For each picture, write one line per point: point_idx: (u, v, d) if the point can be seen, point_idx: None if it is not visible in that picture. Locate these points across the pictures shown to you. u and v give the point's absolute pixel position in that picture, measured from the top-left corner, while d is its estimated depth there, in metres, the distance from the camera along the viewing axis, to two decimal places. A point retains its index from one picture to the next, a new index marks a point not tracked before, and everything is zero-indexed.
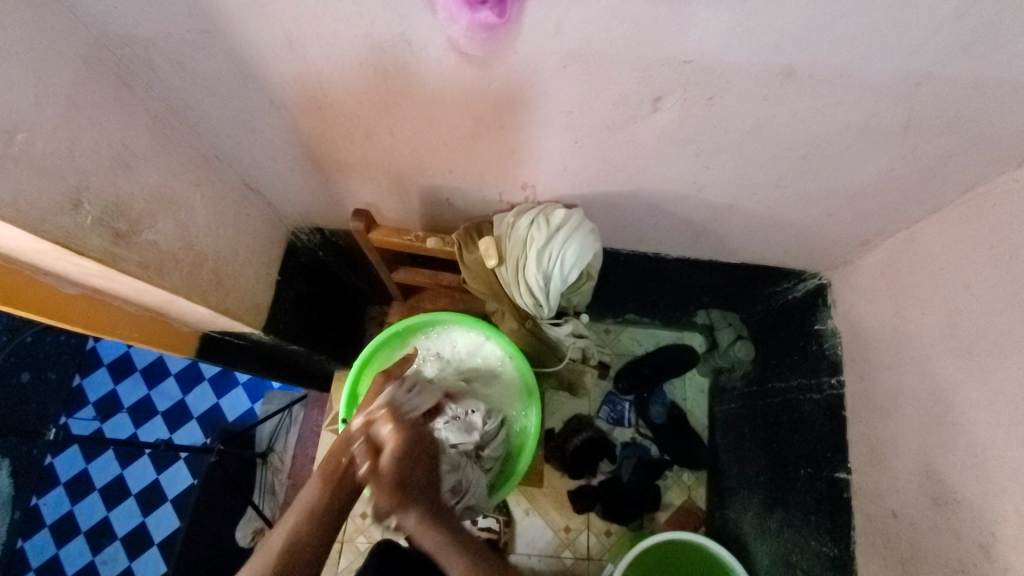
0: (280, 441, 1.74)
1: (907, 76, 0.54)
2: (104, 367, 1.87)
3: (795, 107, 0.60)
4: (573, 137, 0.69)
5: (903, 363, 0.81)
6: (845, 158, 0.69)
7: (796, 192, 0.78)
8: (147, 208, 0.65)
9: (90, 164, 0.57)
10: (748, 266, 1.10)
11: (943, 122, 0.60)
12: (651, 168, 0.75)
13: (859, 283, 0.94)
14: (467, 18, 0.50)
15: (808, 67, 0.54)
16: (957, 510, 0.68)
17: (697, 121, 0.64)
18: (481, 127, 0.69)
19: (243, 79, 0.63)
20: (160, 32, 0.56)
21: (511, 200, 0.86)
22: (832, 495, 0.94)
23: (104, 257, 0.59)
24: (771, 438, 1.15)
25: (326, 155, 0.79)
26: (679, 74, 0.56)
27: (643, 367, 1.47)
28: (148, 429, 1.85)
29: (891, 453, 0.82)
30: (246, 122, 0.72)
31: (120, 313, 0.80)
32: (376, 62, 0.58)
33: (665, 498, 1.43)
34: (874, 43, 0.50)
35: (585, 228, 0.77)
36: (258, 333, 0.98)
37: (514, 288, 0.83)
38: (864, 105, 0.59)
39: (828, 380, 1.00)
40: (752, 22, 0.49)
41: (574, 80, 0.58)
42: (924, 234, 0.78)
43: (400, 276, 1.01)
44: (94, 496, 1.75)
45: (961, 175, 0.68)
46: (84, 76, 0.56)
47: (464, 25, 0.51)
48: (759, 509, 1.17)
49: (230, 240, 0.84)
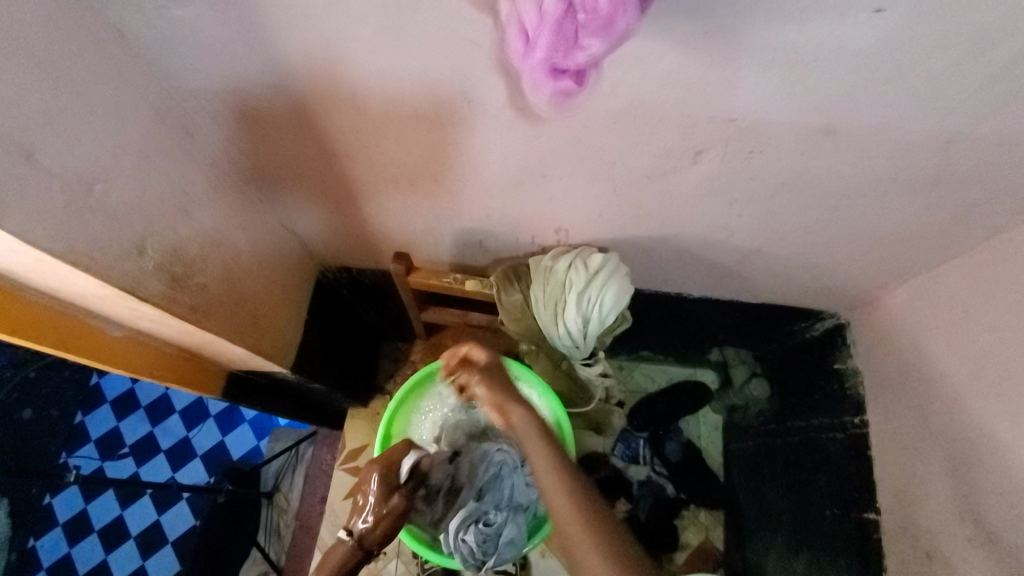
0: (286, 481, 1.71)
1: (940, 134, 0.57)
2: (107, 403, 1.82)
3: (831, 160, 0.63)
4: (613, 185, 0.72)
5: (931, 404, 0.82)
6: (873, 207, 0.72)
7: (823, 237, 0.81)
8: (201, 252, 0.67)
9: (155, 211, 0.58)
10: (768, 305, 1.12)
11: (968, 176, 0.63)
12: (684, 214, 0.78)
13: (880, 324, 0.96)
14: (550, 88, 0.43)
15: (846, 126, 0.57)
16: (997, 553, 0.69)
17: (735, 172, 0.67)
18: (524, 176, 0.71)
19: (300, 129, 0.65)
20: (230, 85, 0.58)
21: (544, 243, 0.88)
22: (861, 536, 0.95)
23: (161, 301, 0.60)
24: (791, 477, 1.16)
25: (368, 199, 0.81)
26: (723, 130, 0.59)
27: (658, 404, 1.49)
28: (149, 468, 1.82)
29: (922, 494, 0.83)
30: (295, 168, 0.74)
31: (156, 354, 0.80)
32: (433, 115, 0.61)
33: (682, 538, 1.41)
34: (911, 106, 0.54)
35: (622, 272, 0.78)
36: (285, 372, 0.98)
37: (552, 330, 0.84)
38: (895, 160, 0.62)
39: (851, 420, 1.01)
40: (799, 85, 0.52)
41: (621, 134, 0.61)
42: (945, 278, 0.81)
43: (429, 316, 1.02)
44: (93, 537, 1.69)
45: (982, 224, 0.71)
46: (155, 126, 0.58)
47: (546, 94, 0.44)
48: (783, 549, 1.16)
49: (267, 280, 0.85)
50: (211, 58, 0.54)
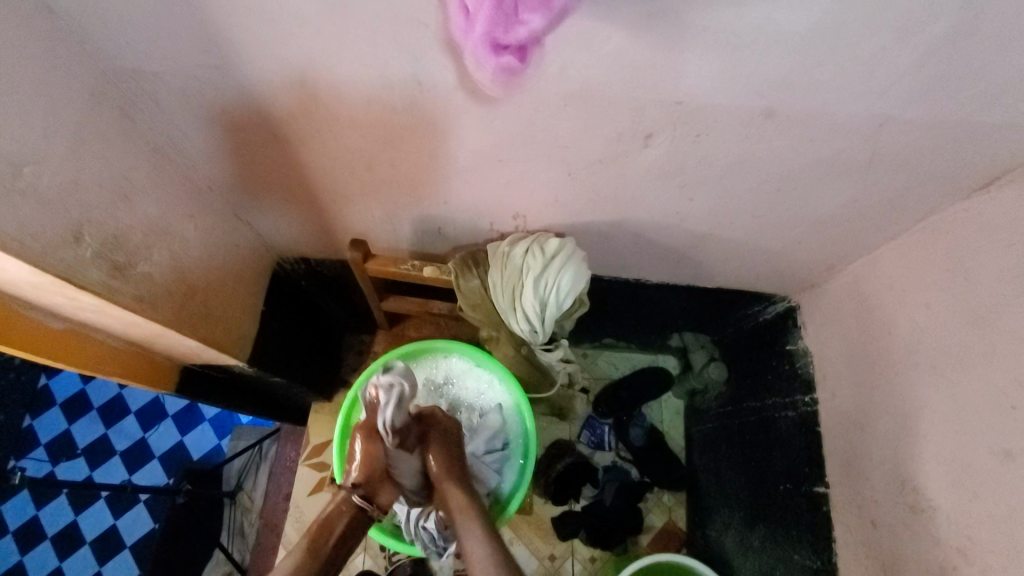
0: (250, 480, 1.67)
1: (873, 118, 0.60)
2: (57, 406, 1.76)
3: (773, 144, 0.65)
4: (568, 170, 0.72)
5: (872, 379, 0.86)
6: (815, 191, 0.75)
7: (770, 221, 0.84)
8: (144, 240, 0.64)
9: (92, 197, 0.56)
10: (724, 290, 1.15)
11: (900, 159, 0.67)
12: (638, 199, 0.79)
13: (826, 306, 1.00)
14: (492, 63, 0.43)
15: (786, 109, 0.59)
16: (932, 517, 0.72)
17: (684, 156, 0.68)
18: (479, 161, 0.71)
19: (246, 112, 0.64)
20: (170, 67, 0.57)
21: (502, 230, 0.89)
22: (812, 509, 0.98)
23: (101, 290, 0.58)
24: (748, 456, 1.19)
25: (323, 187, 0.80)
26: (670, 113, 0.61)
27: (620, 392, 1.50)
28: (105, 471, 1.75)
29: (866, 465, 0.86)
30: (243, 154, 0.72)
31: (103, 348, 0.78)
32: (384, 99, 0.60)
33: (647, 520, 1.45)
34: (845, 90, 0.56)
35: (578, 257, 0.79)
36: (242, 365, 0.96)
37: (511, 316, 0.84)
38: (833, 142, 0.64)
39: (802, 398, 1.05)
40: (739, 68, 0.54)
41: (573, 118, 0.62)
42: (885, 259, 0.85)
43: (390, 305, 1.01)
44: (46, 544, 1.63)
45: (916, 206, 0.75)
46: (91, 109, 0.56)
47: (489, 69, 0.45)
48: (741, 526, 1.20)
49: (220, 270, 0.83)
50: (149, 37, 0.53)
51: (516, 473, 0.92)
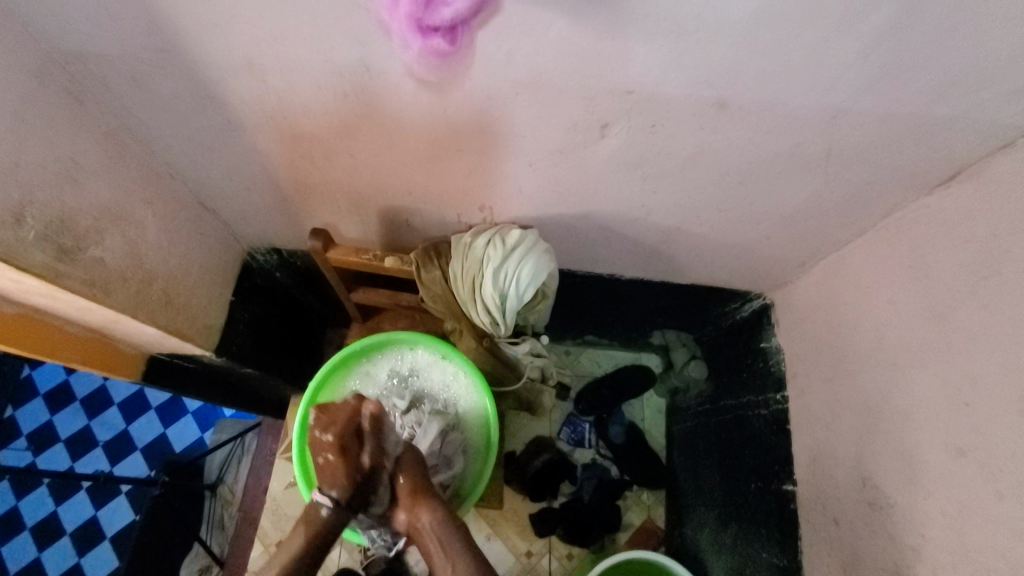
0: (232, 472, 1.68)
1: (826, 109, 0.59)
2: (40, 397, 1.76)
3: (730, 135, 0.64)
4: (527, 160, 0.72)
5: (838, 376, 0.86)
6: (778, 185, 0.74)
7: (736, 216, 0.83)
8: (95, 225, 0.64)
9: (35, 178, 0.55)
10: (699, 287, 1.14)
11: (858, 152, 0.66)
12: (602, 190, 0.78)
13: (797, 303, 0.99)
14: (420, 44, 0.51)
15: (738, 100, 0.59)
16: (890, 514, 0.72)
17: (642, 147, 0.68)
18: (437, 149, 0.71)
19: (199, 97, 0.64)
20: (116, 50, 0.56)
21: (468, 222, 0.88)
22: (780, 506, 0.98)
23: (46, 273, 0.58)
24: (723, 454, 1.19)
25: (285, 175, 0.79)
26: (624, 103, 0.60)
27: (602, 388, 1.50)
28: (86, 462, 1.75)
29: (831, 462, 0.86)
30: (201, 140, 0.72)
31: (62, 334, 0.78)
32: (333, 84, 0.60)
33: (625, 518, 1.44)
34: (797, 80, 0.55)
35: (539, 249, 0.79)
36: (209, 355, 0.96)
37: (472, 307, 0.84)
38: (791, 134, 0.63)
39: (774, 396, 1.04)
40: (686, 57, 0.53)
41: (526, 106, 0.62)
42: (852, 255, 0.84)
43: (358, 297, 1.01)
44: (24, 535, 1.63)
45: (879, 202, 0.75)
46: (35, 91, 0.56)
47: (417, 51, 0.53)
48: (715, 525, 1.19)
49: (183, 258, 0.83)
50: (92, 20, 0.53)
51: (478, 463, 0.92)
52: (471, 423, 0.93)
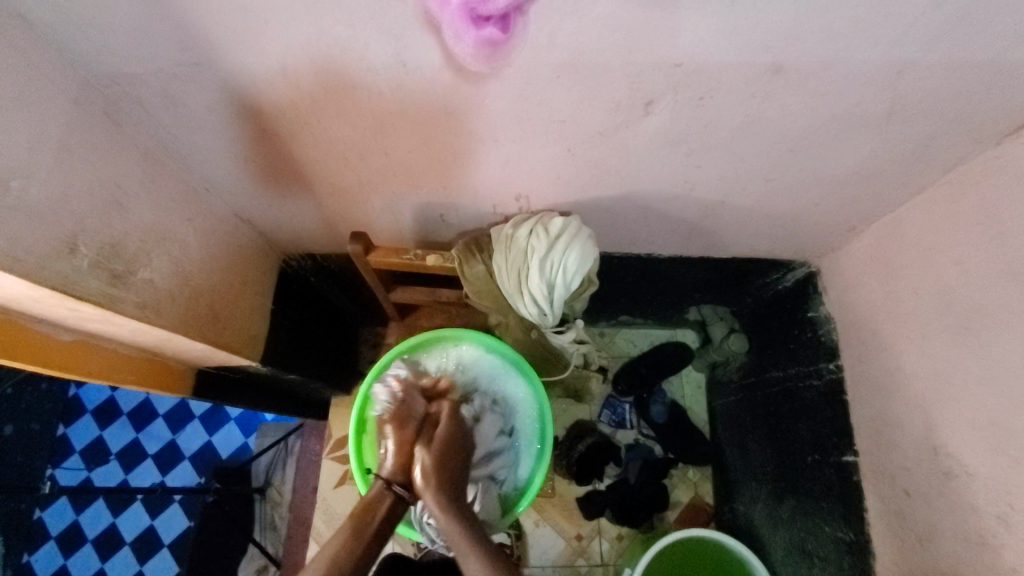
0: (278, 474, 1.68)
1: (889, 65, 0.56)
2: (88, 414, 1.80)
3: (783, 101, 0.61)
4: (567, 145, 0.70)
5: (901, 342, 0.83)
6: (830, 148, 0.71)
7: (783, 184, 0.80)
8: (143, 246, 0.64)
9: (84, 205, 0.55)
10: (740, 259, 1.11)
11: (920, 108, 0.63)
12: (644, 169, 0.76)
13: (848, 269, 0.96)
14: (473, 36, 0.50)
15: (794, 64, 0.56)
16: (969, 482, 0.70)
17: (688, 122, 0.65)
18: (475, 141, 0.69)
19: (234, 108, 0.62)
20: (151, 68, 0.55)
21: (506, 212, 0.86)
22: (842, 478, 0.96)
23: (102, 300, 0.58)
24: (773, 427, 1.17)
25: (320, 179, 0.78)
26: (671, 76, 0.57)
27: (640, 367, 1.48)
28: (138, 474, 1.78)
29: (897, 431, 0.84)
30: (236, 152, 0.71)
31: (115, 357, 0.78)
32: (371, 84, 0.58)
33: (673, 496, 1.44)
34: (861, 35, 0.52)
35: (583, 235, 0.77)
36: (256, 365, 0.96)
37: (518, 300, 0.83)
38: (849, 94, 0.60)
39: (826, 365, 1.02)
40: (741, 22, 0.50)
41: (568, 89, 0.59)
42: (909, 216, 0.81)
43: (397, 296, 1.00)
44: (88, 547, 1.69)
45: (940, 158, 0.71)
46: (74, 117, 0.55)
47: (470, 43, 0.51)
48: (769, 499, 1.18)
49: (225, 272, 0.83)
50: (125, 39, 0.51)
51: (534, 455, 0.92)
52: (524, 415, 0.93)
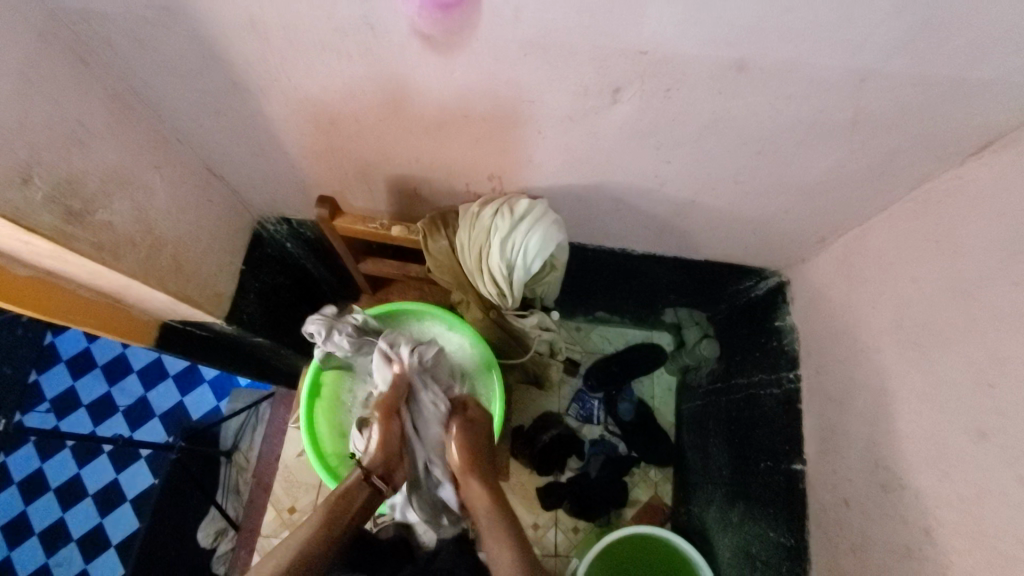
0: (246, 440, 1.70)
1: (851, 72, 0.56)
2: (62, 362, 1.81)
3: (749, 101, 0.62)
4: (538, 127, 0.70)
5: (856, 354, 0.84)
6: (798, 154, 0.71)
7: (754, 187, 0.80)
8: (103, 187, 0.64)
9: (41, 139, 0.55)
10: (713, 263, 1.12)
11: (885, 120, 0.63)
12: (615, 160, 0.76)
13: (814, 280, 0.97)
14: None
15: (757, 62, 0.56)
16: (902, 495, 0.71)
17: (656, 113, 0.66)
18: (446, 116, 0.70)
19: (206, 59, 0.63)
20: (119, 8, 0.56)
21: (478, 191, 0.87)
22: (790, 485, 0.97)
23: (54, 234, 0.58)
24: (733, 432, 1.18)
25: (293, 141, 0.78)
26: (637, 64, 0.58)
27: (612, 366, 1.48)
28: (107, 427, 1.78)
29: (842, 442, 0.85)
30: (209, 104, 0.71)
31: (76, 298, 0.79)
32: (340, 46, 0.59)
33: (632, 494, 1.45)
34: (822, 38, 0.52)
35: (548, 219, 0.78)
36: (221, 323, 0.97)
37: (478, 278, 0.83)
38: (814, 99, 0.61)
39: (787, 375, 1.02)
40: (703, 14, 0.51)
41: (536, 68, 0.60)
42: (874, 231, 0.82)
43: (367, 267, 1.01)
44: (49, 495, 1.69)
45: (905, 173, 0.72)
46: (38, 50, 0.55)
47: (421, 6, 0.52)
48: (722, 502, 1.20)
49: (193, 225, 0.83)
50: None
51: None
52: (478, 396, 0.96)
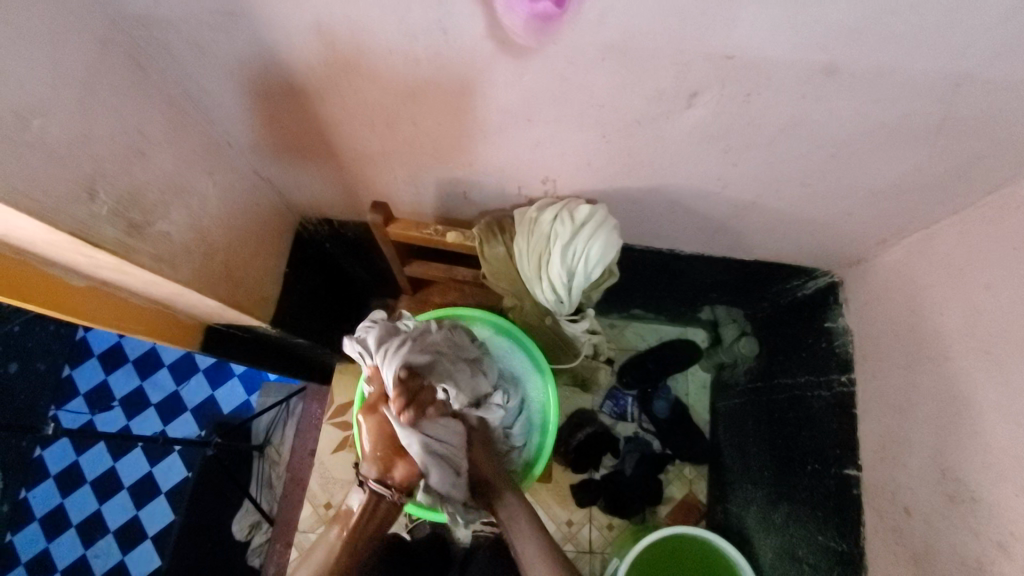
0: (277, 434, 1.70)
1: (949, 76, 0.53)
2: (95, 357, 1.82)
3: (831, 104, 0.59)
4: (601, 131, 0.68)
5: (920, 362, 0.81)
6: (873, 157, 0.68)
7: (819, 190, 0.77)
8: (161, 198, 0.63)
9: (105, 151, 0.54)
10: (762, 263, 1.09)
11: (974, 124, 0.60)
12: (676, 164, 0.74)
13: (872, 283, 0.94)
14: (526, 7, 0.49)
15: (849, 65, 0.53)
16: (974, 510, 0.69)
17: (730, 117, 0.63)
18: (506, 119, 0.67)
19: (263, 64, 0.61)
20: (180, 14, 0.53)
21: (529, 194, 0.84)
22: (842, 491, 0.95)
23: (117, 248, 0.57)
24: (776, 433, 1.16)
25: (344, 145, 0.77)
26: (719, 68, 0.55)
27: (647, 362, 1.47)
28: (140, 421, 1.80)
29: (904, 451, 0.83)
30: (262, 109, 0.69)
31: (125, 305, 0.78)
32: (406, 51, 0.56)
33: (666, 492, 1.43)
34: (923, 42, 0.49)
35: (609, 224, 0.76)
36: (264, 326, 0.96)
37: (535, 285, 0.82)
38: (903, 103, 0.58)
39: (838, 378, 1.00)
40: (801, 17, 0.48)
41: (609, 72, 0.57)
42: (944, 235, 0.78)
43: (414, 270, 0.99)
44: (86, 488, 1.72)
45: (985, 177, 0.68)
46: (100, 60, 0.53)
47: (522, 14, 0.50)
48: (764, 503, 1.18)
49: (241, 231, 0.82)
50: None
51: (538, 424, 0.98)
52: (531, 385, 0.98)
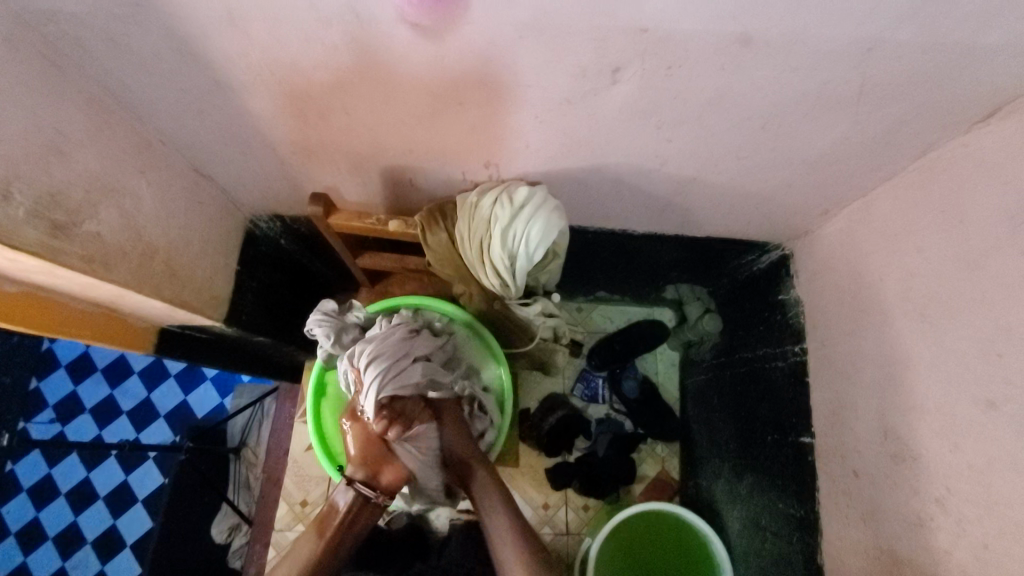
0: (253, 435, 1.70)
1: (860, 41, 0.54)
2: (62, 367, 1.79)
3: (753, 74, 0.60)
4: (534, 113, 0.68)
5: (862, 327, 0.83)
6: (802, 127, 0.69)
7: (756, 162, 0.79)
8: (88, 197, 0.62)
9: (17, 151, 0.53)
10: (715, 239, 1.10)
11: (891, 89, 0.61)
12: (613, 142, 0.74)
13: (818, 253, 0.96)
14: None
15: (763, 34, 0.54)
16: (913, 466, 0.71)
17: (657, 92, 0.63)
18: (439, 104, 0.67)
19: (183, 57, 0.60)
20: (88, 7, 0.53)
21: (474, 179, 0.84)
22: (798, 458, 0.97)
23: (39, 249, 0.56)
24: (739, 406, 1.19)
25: (282, 138, 0.76)
26: (637, 42, 0.55)
27: (614, 342, 1.47)
28: (112, 430, 1.78)
29: (852, 415, 0.85)
30: (192, 104, 0.69)
31: (65, 309, 0.76)
32: (325, 37, 0.56)
33: (640, 471, 1.44)
34: (827, 9, 0.50)
35: (550, 207, 0.76)
36: (218, 325, 0.95)
37: (480, 269, 0.83)
38: (819, 70, 0.59)
39: (792, 348, 1.02)
40: None
41: (532, 51, 0.57)
42: (880, 201, 0.80)
43: (364, 262, 1.01)
44: (59, 500, 1.69)
45: (911, 141, 0.70)
46: (7, 58, 0.52)
47: None
48: (730, 476, 1.21)
49: (183, 229, 0.81)
50: None
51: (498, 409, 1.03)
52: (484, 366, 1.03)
